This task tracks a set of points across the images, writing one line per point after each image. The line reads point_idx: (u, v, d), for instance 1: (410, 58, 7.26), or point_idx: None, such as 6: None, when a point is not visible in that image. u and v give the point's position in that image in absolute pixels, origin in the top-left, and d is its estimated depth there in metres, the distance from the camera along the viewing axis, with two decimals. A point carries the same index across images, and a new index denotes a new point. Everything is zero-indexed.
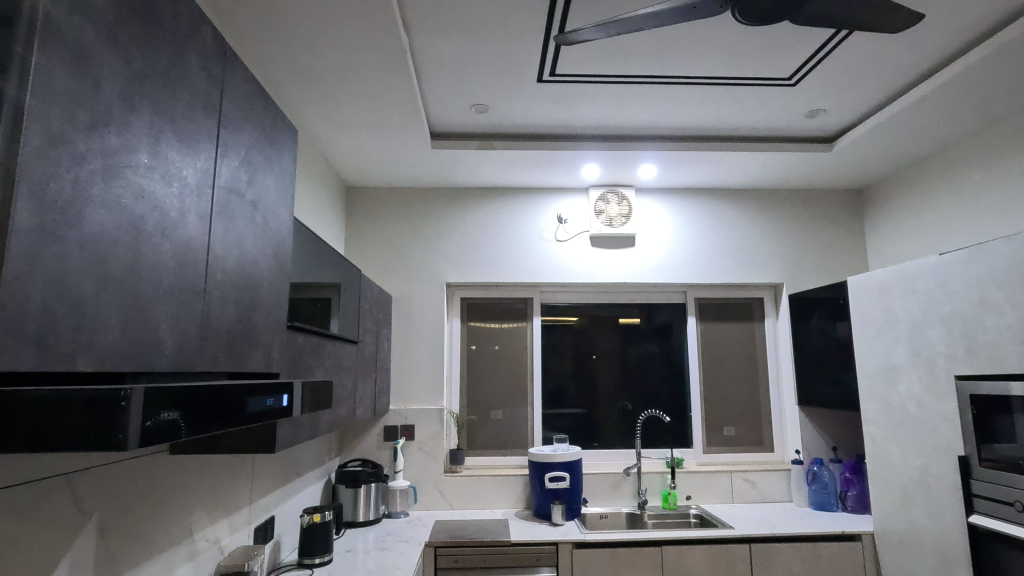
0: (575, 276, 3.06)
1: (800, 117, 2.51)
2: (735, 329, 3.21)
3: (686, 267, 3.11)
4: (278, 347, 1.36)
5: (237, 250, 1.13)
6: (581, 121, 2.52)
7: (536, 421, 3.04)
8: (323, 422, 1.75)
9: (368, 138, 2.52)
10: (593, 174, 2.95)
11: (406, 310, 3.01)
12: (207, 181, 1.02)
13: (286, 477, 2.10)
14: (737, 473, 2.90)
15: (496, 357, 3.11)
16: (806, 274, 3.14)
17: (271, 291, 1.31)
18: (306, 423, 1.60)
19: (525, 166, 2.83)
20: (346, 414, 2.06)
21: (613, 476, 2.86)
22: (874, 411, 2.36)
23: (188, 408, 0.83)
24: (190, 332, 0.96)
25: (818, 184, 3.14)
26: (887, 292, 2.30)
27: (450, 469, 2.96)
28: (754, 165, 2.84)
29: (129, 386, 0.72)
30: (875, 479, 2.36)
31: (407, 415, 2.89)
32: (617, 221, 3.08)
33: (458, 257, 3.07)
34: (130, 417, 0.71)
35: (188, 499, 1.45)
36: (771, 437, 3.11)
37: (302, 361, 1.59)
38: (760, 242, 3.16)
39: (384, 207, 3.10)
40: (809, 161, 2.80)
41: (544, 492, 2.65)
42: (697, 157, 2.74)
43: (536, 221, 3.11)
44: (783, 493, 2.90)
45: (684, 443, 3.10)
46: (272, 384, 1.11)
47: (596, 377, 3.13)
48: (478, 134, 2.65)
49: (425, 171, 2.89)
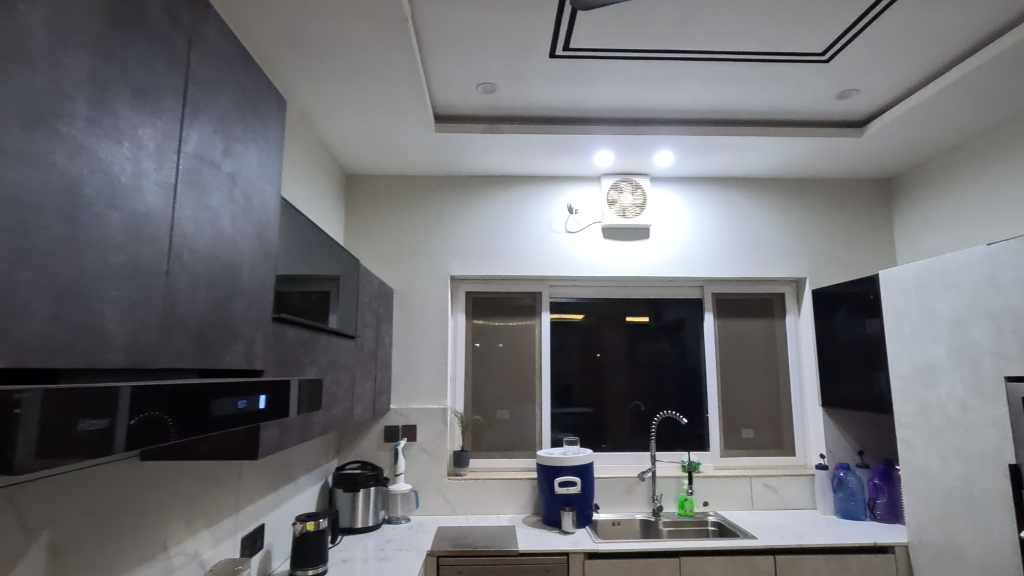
0: (587, 269, 2.91)
1: (830, 99, 2.34)
2: (754, 326, 3.05)
3: (704, 261, 2.95)
4: (261, 342, 1.21)
5: (210, 229, 0.98)
6: (594, 102, 2.36)
7: (544, 422, 2.89)
8: (315, 424, 1.60)
9: (368, 120, 2.37)
10: (606, 162, 2.79)
11: (407, 305, 2.86)
12: (171, 146, 0.87)
13: (277, 481, 1.96)
14: (757, 478, 2.74)
15: (502, 354, 2.96)
16: (830, 269, 2.98)
17: (254, 279, 1.16)
18: (296, 426, 1.45)
19: (535, 151, 2.67)
20: (343, 414, 1.92)
21: (626, 481, 2.71)
22: (909, 414, 2.19)
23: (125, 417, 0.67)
24: (147, 321, 0.81)
25: (843, 173, 2.97)
26: (924, 287, 2.13)
27: (454, 472, 2.81)
28: (777, 152, 2.68)
29: (25, 388, 0.56)
30: (911, 488, 2.20)
31: (408, 414, 2.75)
32: (630, 211, 2.91)
33: (462, 248, 2.92)
34: (23, 429, 0.55)
35: (161, 511, 1.30)
36: (792, 440, 2.95)
37: (293, 358, 1.45)
38: (779, 234, 3.00)
39: (385, 196, 2.94)
40: (837, 146, 2.63)
41: (553, 498, 2.49)
42: (717, 143, 2.57)
43: (546, 211, 2.96)
44: (806, 500, 2.74)
45: (700, 445, 2.94)
46: (247, 383, 0.96)
47: (607, 377, 2.97)
48: (484, 117, 2.49)
49: (428, 157, 2.73)
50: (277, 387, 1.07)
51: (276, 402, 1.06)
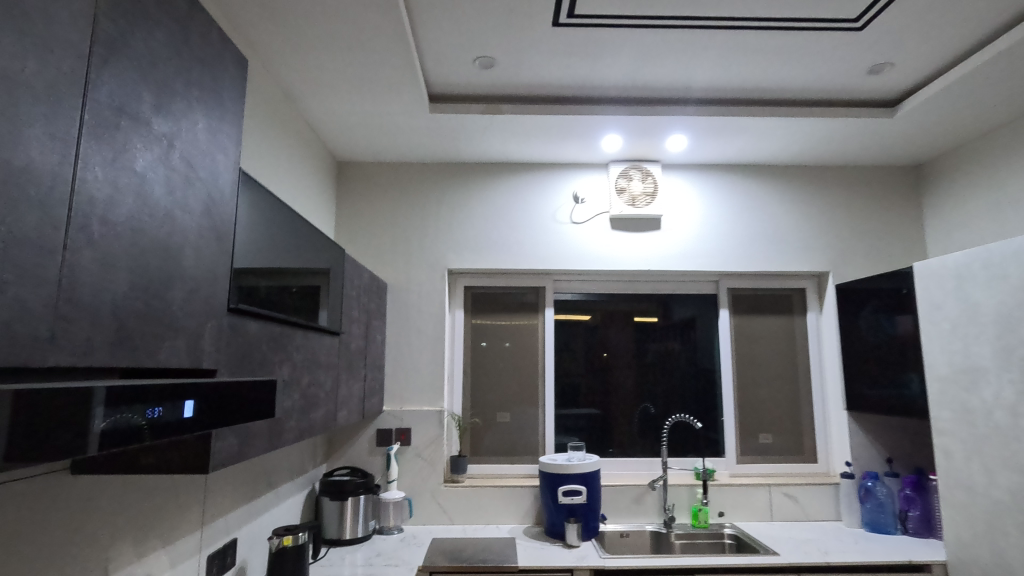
0: (593, 261, 2.72)
1: (861, 75, 2.14)
2: (773, 323, 2.85)
3: (718, 253, 2.76)
4: (212, 337, 1.04)
5: (135, 197, 0.81)
6: (602, 79, 2.17)
7: (548, 425, 2.70)
8: (287, 430, 1.43)
9: (356, 99, 2.20)
10: (613, 147, 2.61)
11: (402, 300, 2.69)
12: (70, 88, 0.69)
13: (254, 491, 1.79)
14: (777, 487, 2.55)
15: (502, 354, 2.77)
16: (855, 262, 2.77)
17: (198, 263, 0.98)
18: (262, 433, 1.28)
19: (538, 136, 2.49)
20: (325, 417, 1.74)
21: (635, 489, 2.52)
22: (949, 420, 2.00)
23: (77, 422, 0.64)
24: (30, 306, 0.64)
25: (869, 159, 2.76)
26: (966, 280, 1.93)
27: (451, 479, 2.63)
28: (800, 135, 2.48)
29: None
30: (950, 502, 1.99)
31: (402, 417, 2.58)
32: (641, 200, 2.72)
33: (460, 240, 2.74)
34: None
35: (98, 529, 1.13)
36: (814, 446, 2.74)
37: (260, 355, 1.27)
38: (800, 226, 2.80)
39: (378, 184, 2.77)
40: (865, 128, 2.42)
41: (557, 508, 2.31)
42: (734, 125, 2.38)
43: (551, 201, 2.77)
44: (830, 511, 2.54)
45: (715, 451, 2.75)
46: (162, 387, 0.78)
47: (615, 378, 2.79)
48: (482, 97, 2.31)
49: (423, 141, 2.55)
50: (216, 389, 0.90)
51: (213, 408, 0.89)
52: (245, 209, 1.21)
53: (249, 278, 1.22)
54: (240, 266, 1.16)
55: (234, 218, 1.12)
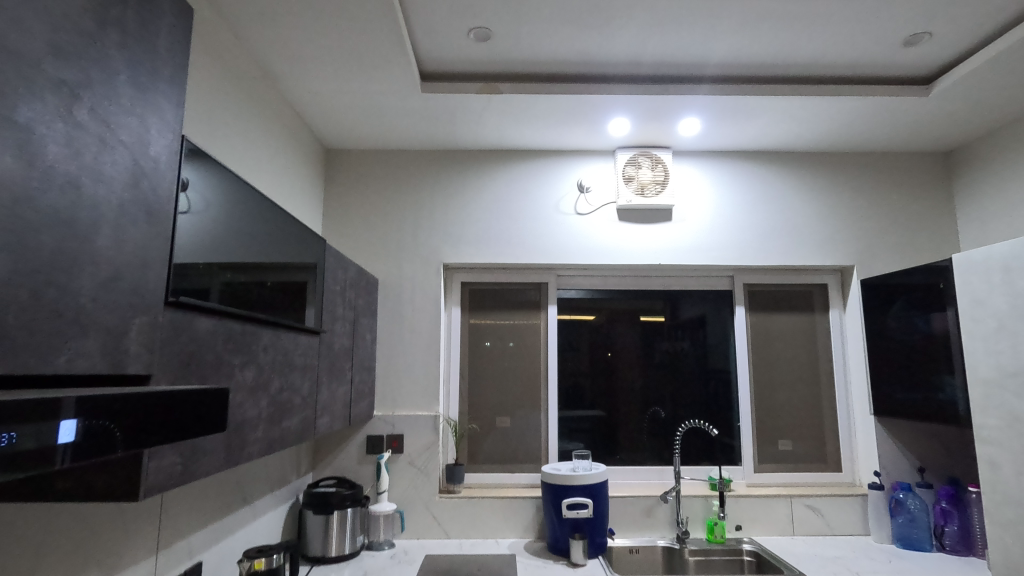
0: (598, 254, 2.54)
1: (895, 47, 1.94)
2: (792, 321, 2.65)
3: (734, 246, 2.57)
4: (142, 336, 0.86)
5: (16, 155, 0.63)
6: (608, 53, 1.98)
7: (551, 430, 2.52)
8: (250, 443, 1.24)
9: (341, 77, 2.01)
10: (621, 131, 2.42)
11: (394, 297, 2.50)
12: None
13: (223, 507, 1.61)
14: (798, 498, 2.35)
15: (502, 355, 2.59)
16: (881, 255, 2.58)
17: (121, 245, 0.80)
18: (216, 448, 1.10)
19: (539, 119, 2.31)
20: (300, 426, 1.56)
21: (645, 501, 2.33)
22: (995, 428, 1.80)
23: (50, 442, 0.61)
24: None
25: (896, 144, 2.56)
26: (1014, 272, 1.74)
27: (446, 489, 2.45)
28: (822, 118, 2.29)
29: None
30: (997, 519, 1.80)
31: (394, 423, 2.40)
32: (650, 189, 2.53)
33: (455, 233, 2.56)
34: None
35: (12, 565, 0.96)
36: (838, 454, 2.55)
37: (214, 357, 1.09)
38: (821, 216, 2.60)
39: (369, 174, 2.59)
40: (896, 109, 2.22)
41: (560, 522, 2.13)
42: (752, 106, 2.19)
43: (554, 191, 2.59)
44: (856, 525, 2.35)
45: (731, 459, 2.56)
46: (38, 403, 0.60)
47: (622, 380, 2.60)
48: (479, 75, 2.12)
49: (416, 126, 2.37)
50: (130, 401, 0.72)
51: (127, 423, 0.71)
52: (198, 191, 1.02)
53: (201, 271, 1.04)
54: (187, 260, 0.99)
55: (173, 194, 0.93)
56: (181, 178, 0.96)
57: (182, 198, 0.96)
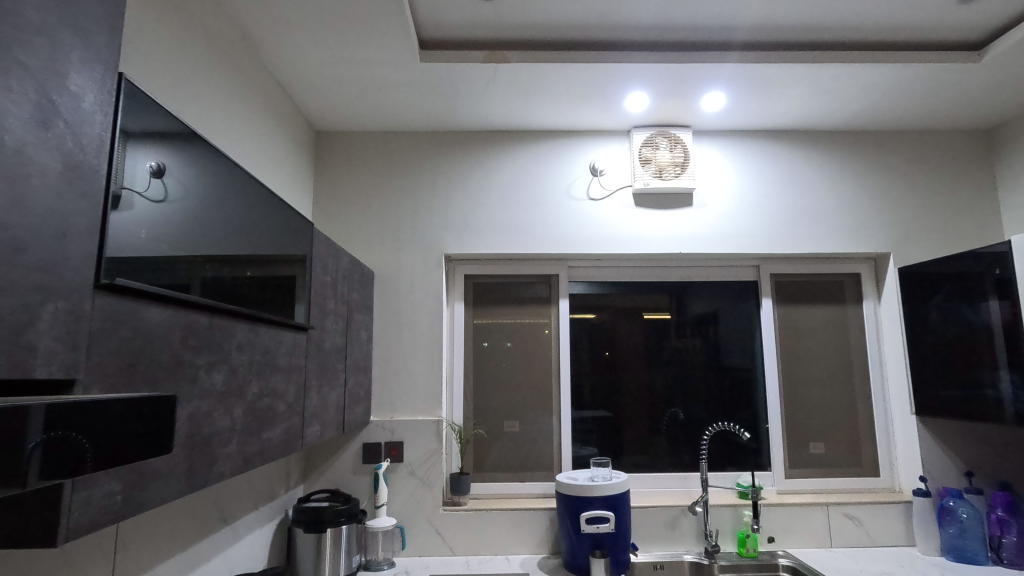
0: (614, 243, 2.33)
1: (949, 5, 1.73)
2: (823, 314, 2.45)
3: (759, 233, 2.36)
4: (57, 329, 0.65)
5: None
6: (628, 15, 1.77)
7: (564, 435, 2.32)
8: (220, 462, 1.03)
9: (328, 43, 1.80)
10: (638, 108, 2.22)
11: (391, 291, 2.29)
12: None
13: (196, 532, 1.40)
14: (836, 506, 2.16)
15: (506, 355, 2.38)
16: (920, 242, 2.38)
17: (23, 206, 0.59)
18: (174, 470, 0.89)
19: (550, 93, 2.10)
20: (285, 437, 1.35)
21: (669, 512, 2.13)
22: None
23: (9, 446, 0.48)
24: None
25: (934, 121, 2.37)
26: None
27: (450, 501, 2.24)
28: (861, 89, 2.09)
29: None
30: None
31: (393, 429, 2.19)
32: (669, 171, 2.33)
33: (457, 222, 2.35)
34: None
35: None
36: (875, 457, 2.35)
37: (170, 357, 0.88)
38: (851, 201, 2.40)
39: (363, 157, 2.38)
40: (942, 78, 2.02)
41: (578, 538, 1.93)
42: (784, 76, 1.98)
43: (565, 174, 2.38)
44: (899, 536, 2.15)
45: (759, 464, 2.36)
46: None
47: (640, 379, 2.40)
48: (483, 43, 1.92)
49: (414, 102, 2.16)
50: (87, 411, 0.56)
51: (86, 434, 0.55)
52: (177, 178, 0.93)
53: (161, 256, 0.87)
54: (147, 244, 0.83)
55: (115, 162, 0.76)
56: (155, 162, 0.87)
57: (155, 182, 0.86)
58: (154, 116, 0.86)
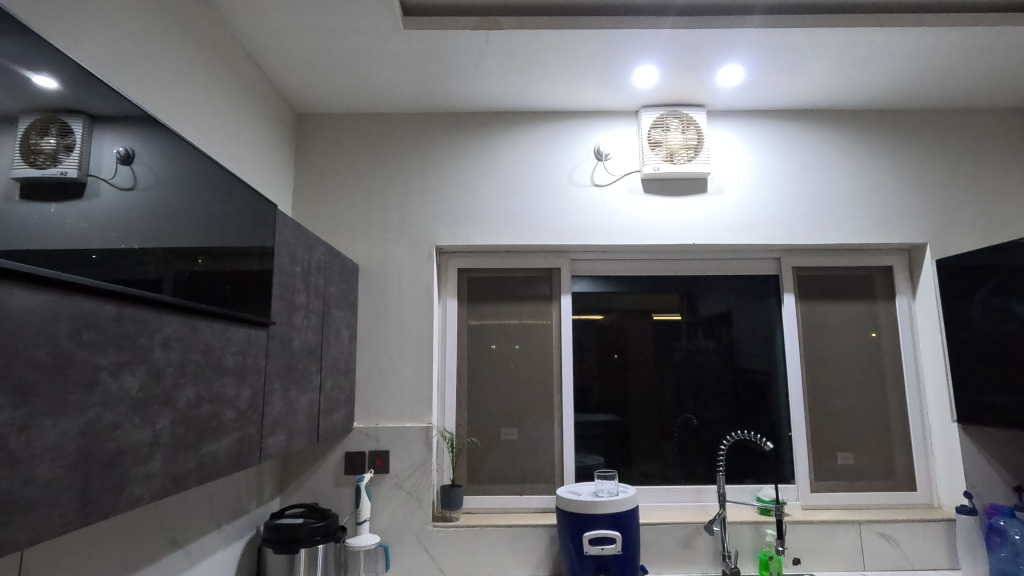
0: (619, 233, 2.13)
1: None
2: (851, 311, 2.23)
3: (778, 222, 2.15)
4: None
5: None
6: None
7: (566, 444, 2.12)
8: (135, 483, 0.85)
9: (301, 8, 1.61)
10: (647, 85, 2.02)
11: (377, 286, 2.11)
12: None
13: (135, 558, 1.21)
14: (869, 525, 1.94)
15: (503, 356, 2.19)
16: (957, 232, 2.15)
17: None
18: (57, 497, 0.70)
19: (550, 67, 1.90)
20: (235, 450, 1.16)
21: (682, 530, 1.92)
22: None
23: None
24: None
25: (974, 98, 2.15)
26: None
27: (441, 515, 2.04)
28: (893, 60, 1.88)
29: None
30: None
31: (378, 437, 2.00)
32: (680, 155, 2.11)
33: (449, 211, 2.16)
34: None
35: None
36: (911, 469, 2.13)
37: (52, 357, 0.70)
38: (881, 187, 2.18)
39: (348, 141, 2.20)
40: (988, 46, 1.81)
41: (581, 560, 1.73)
42: (810, 44, 1.78)
43: (567, 158, 2.19)
44: (939, 558, 1.93)
45: (781, 476, 2.14)
46: None
47: (648, 383, 2.19)
48: (474, 9, 1.73)
49: (401, 79, 1.98)
50: None
51: None
52: (146, 166, 0.89)
53: (86, 240, 0.76)
54: (59, 220, 0.73)
55: (79, 148, 0.76)
56: (125, 148, 0.85)
57: (123, 170, 0.84)
58: (32, 54, 0.69)
